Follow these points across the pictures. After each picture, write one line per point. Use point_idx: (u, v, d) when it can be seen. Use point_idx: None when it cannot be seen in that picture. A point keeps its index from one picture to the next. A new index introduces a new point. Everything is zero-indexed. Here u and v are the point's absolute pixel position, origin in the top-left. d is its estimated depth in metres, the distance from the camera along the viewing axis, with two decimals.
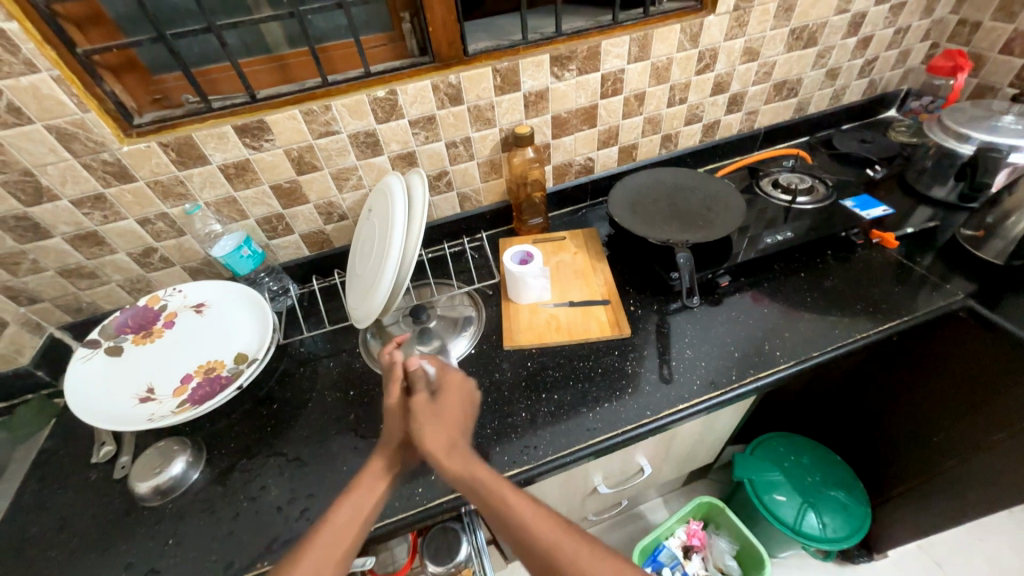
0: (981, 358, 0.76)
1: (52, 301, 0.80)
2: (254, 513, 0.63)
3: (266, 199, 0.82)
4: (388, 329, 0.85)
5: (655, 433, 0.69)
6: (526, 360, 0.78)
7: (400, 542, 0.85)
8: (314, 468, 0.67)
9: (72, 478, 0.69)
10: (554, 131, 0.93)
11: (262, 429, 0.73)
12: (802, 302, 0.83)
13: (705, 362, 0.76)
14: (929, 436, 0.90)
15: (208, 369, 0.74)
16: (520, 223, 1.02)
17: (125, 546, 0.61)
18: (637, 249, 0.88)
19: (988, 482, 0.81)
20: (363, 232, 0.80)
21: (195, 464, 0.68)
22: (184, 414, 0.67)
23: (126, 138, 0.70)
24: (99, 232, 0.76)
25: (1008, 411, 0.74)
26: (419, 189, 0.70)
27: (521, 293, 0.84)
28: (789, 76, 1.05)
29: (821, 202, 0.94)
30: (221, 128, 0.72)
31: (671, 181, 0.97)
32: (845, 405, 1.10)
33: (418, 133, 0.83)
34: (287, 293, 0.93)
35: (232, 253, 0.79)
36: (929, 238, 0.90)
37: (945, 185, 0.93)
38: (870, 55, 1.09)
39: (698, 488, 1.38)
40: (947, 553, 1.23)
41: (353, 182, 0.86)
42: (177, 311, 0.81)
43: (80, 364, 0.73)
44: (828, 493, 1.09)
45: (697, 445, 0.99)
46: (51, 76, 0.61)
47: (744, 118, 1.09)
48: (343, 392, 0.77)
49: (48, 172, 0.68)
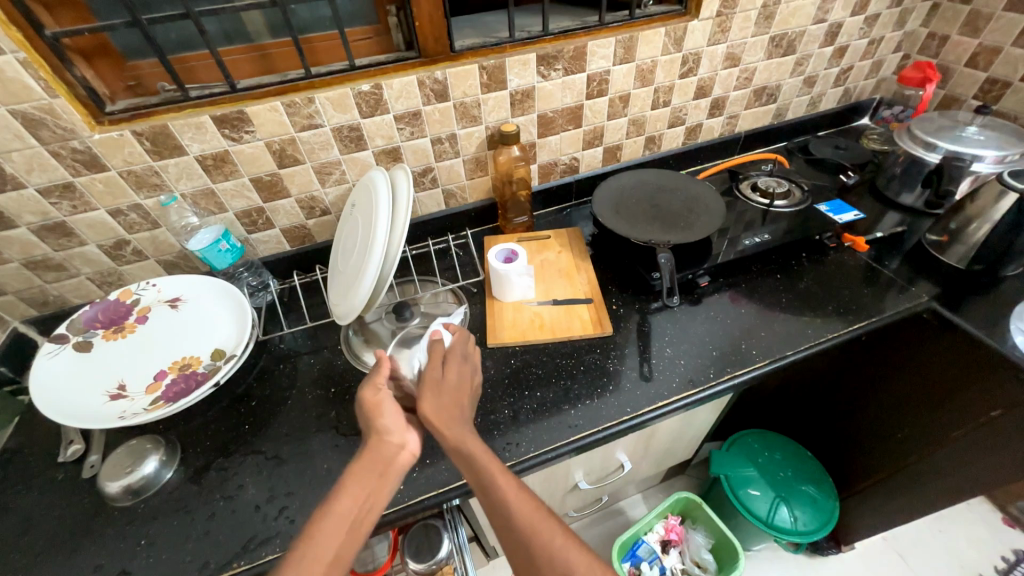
0: (944, 358, 0.80)
1: (16, 294, 0.77)
2: (231, 512, 0.62)
3: (246, 192, 0.81)
4: (371, 326, 0.85)
5: (635, 429, 0.70)
6: (509, 358, 0.79)
7: (381, 538, 0.82)
8: (293, 467, 0.66)
9: (36, 478, 0.67)
10: (540, 130, 0.94)
11: (240, 427, 0.72)
12: (777, 303, 0.86)
13: (684, 360, 0.78)
14: (894, 432, 0.94)
15: (183, 366, 0.72)
16: (506, 221, 1.02)
17: (92, 549, 0.59)
18: (620, 250, 0.90)
19: (945, 475, 0.85)
20: (345, 227, 0.80)
21: (169, 463, 0.67)
22: (158, 412, 0.65)
23: (97, 125, 0.67)
24: (67, 222, 0.73)
25: (967, 408, 0.78)
26: (404, 184, 0.70)
27: (505, 291, 0.85)
28: (769, 82, 1.08)
29: (798, 206, 0.97)
30: (199, 118, 0.70)
31: (653, 181, 0.99)
32: (817, 402, 1.14)
33: (404, 128, 0.83)
34: (266, 288, 0.91)
35: (209, 247, 0.77)
36: (897, 243, 0.94)
37: (913, 192, 0.97)
38: (846, 64, 1.13)
39: (677, 483, 1.41)
40: (909, 544, 1.29)
41: (336, 176, 0.85)
42: (151, 305, 0.79)
43: (46, 360, 0.70)
44: (799, 487, 1.13)
45: (676, 441, 1.01)
46: (17, 58, 0.58)
47: (725, 122, 1.12)
48: (324, 389, 0.76)
49: (12, 159, 0.65)
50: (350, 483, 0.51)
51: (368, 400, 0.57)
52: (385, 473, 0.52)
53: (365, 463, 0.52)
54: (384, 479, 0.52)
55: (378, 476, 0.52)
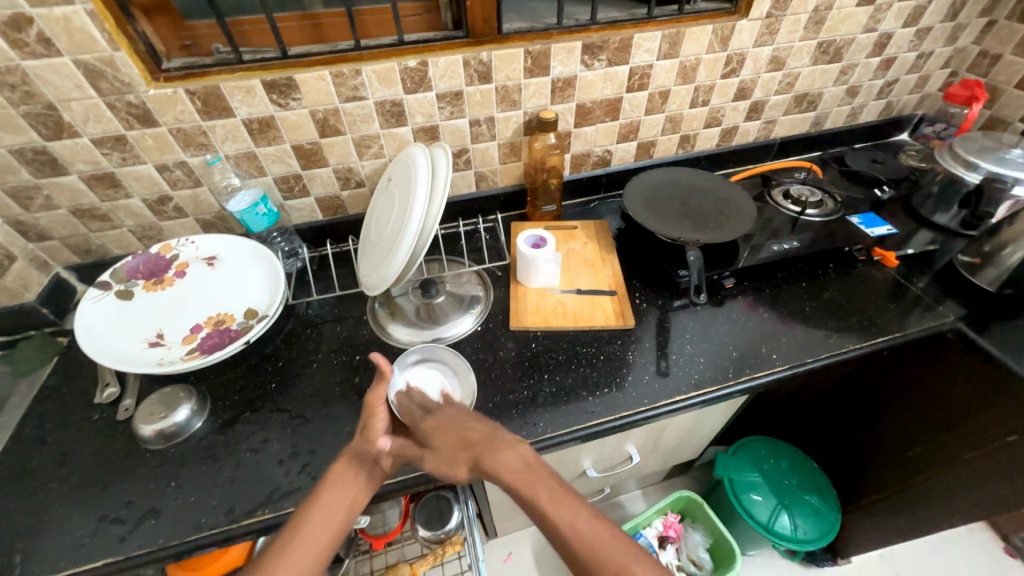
0: (964, 380, 0.79)
1: (61, 240, 0.80)
2: (256, 463, 0.64)
3: (287, 158, 0.82)
4: (396, 300, 0.86)
5: (652, 421, 0.72)
6: (530, 342, 0.80)
7: (393, 504, 0.83)
8: (316, 427, 0.68)
9: (74, 416, 0.70)
10: (577, 120, 0.94)
11: (266, 385, 0.74)
12: (800, 311, 0.86)
13: (703, 358, 0.78)
14: (905, 450, 0.94)
15: (217, 321, 0.75)
16: (534, 208, 1.03)
17: (125, 486, 0.62)
18: (647, 245, 0.90)
19: (955, 496, 0.86)
20: (381, 201, 0.81)
21: (200, 412, 0.69)
22: (193, 362, 0.68)
23: (153, 81, 0.69)
24: (116, 174, 0.76)
25: (982, 431, 0.78)
26: (443, 163, 0.71)
27: (530, 277, 0.86)
28: (811, 88, 1.06)
29: (829, 216, 0.96)
30: (249, 82, 0.71)
31: (684, 181, 0.98)
32: (828, 415, 1.14)
33: (444, 107, 0.84)
34: (297, 255, 0.93)
35: (248, 210, 0.79)
36: (928, 261, 0.94)
37: (948, 212, 0.96)
38: (891, 77, 1.11)
39: (678, 483, 1.42)
40: (907, 564, 1.29)
41: (374, 150, 0.86)
42: (189, 262, 0.81)
43: (90, 303, 0.73)
44: (803, 496, 1.14)
45: (685, 440, 1.02)
46: (85, 10, 0.60)
47: (762, 126, 1.11)
48: (349, 356, 0.78)
49: (71, 108, 0.67)
50: (330, 483, 0.56)
51: (371, 398, 0.60)
52: (365, 476, 0.58)
53: (349, 460, 0.58)
54: (360, 485, 0.57)
55: (355, 478, 0.57)
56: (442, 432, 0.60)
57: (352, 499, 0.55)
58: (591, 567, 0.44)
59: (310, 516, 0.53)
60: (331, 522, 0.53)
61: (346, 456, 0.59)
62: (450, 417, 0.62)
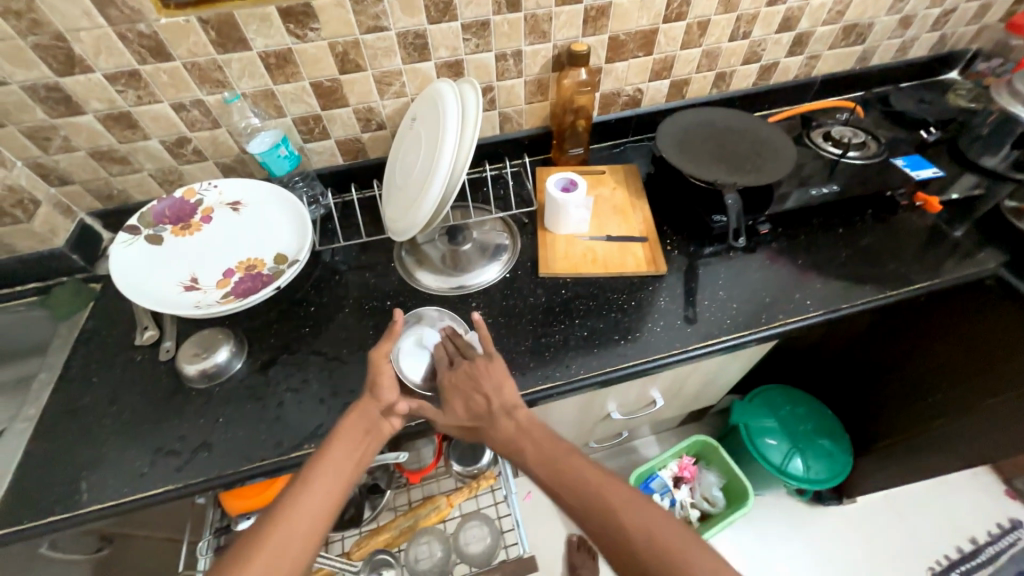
0: (996, 328, 0.79)
1: (82, 184, 0.78)
2: (298, 402, 0.66)
3: (306, 96, 0.78)
4: (423, 248, 0.85)
5: (682, 365, 0.73)
6: (560, 289, 0.80)
7: (427, 443, 0.85)
8: (353, 369, 0.70)
9: (117, 357, 0.72)
10: (609, 54, 0.88)
11: (300, 329, 0.75)
12: (835, 257, 0.84)
13: (736, 304, 0.78)
14: (924, 397, 0.96)
15: (248, 266, 0.74)
16: (561, 151, 0.98)
17: (175, 422, 0.65)
18: (679, 190, 0.87)
19: (974, 439, 0.88)
20: (405, 142, 0.78)
21: (238, 354, 0.71)
22: (229, 305, 0.68)
23: (163, 9, 0.64)
24: (133, 113, 0.73)
25: (1009, 377, 0.79)
26: (473, 99, 0.68)
27: (559, 223, 0.84)
28: (861, 18, 0.98)
29: (871, 159, 0.92)
30: (264, 9, 0.67)
31: (720, 122, 0.93)
32: (847, 365, 1.14)
33: (469, 39, 0.78)
34: (320, 201, 0.91)
35: (269, 151, 0.76)
36: (971, 207, 0.90)
37: (997, 154, 0.91)
38: (950, 5, 1.02)
39: (692, 429, 1.47)
40: (910, 503, 1.35)
41: (395, 88, 0.81)
42: (214, 207, 0.80)
43: (121, 247, 0.73)
44: (817, 441, 1.17)
45: (706, 386, 1.04)
46: None
47: (804, 62, 1.03)
48: (379, 302, 0.78)
49: (81, 39, 0.64)
50: (342, 437, 0.58)
51: (376, 355, 0.60)
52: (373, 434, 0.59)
53: (359, 417, 0.60)
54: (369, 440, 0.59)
55: (366, 434, 0.59)
56: (461, 386, 0.65)
57: (360, 455, 0.58)
58: (597, 512, 0.52)
59: (319, 468, 0.55)
60: (341, 475, 0.55)
61: (354, 411, 0.60)
62: (469, 372, 0.65)
